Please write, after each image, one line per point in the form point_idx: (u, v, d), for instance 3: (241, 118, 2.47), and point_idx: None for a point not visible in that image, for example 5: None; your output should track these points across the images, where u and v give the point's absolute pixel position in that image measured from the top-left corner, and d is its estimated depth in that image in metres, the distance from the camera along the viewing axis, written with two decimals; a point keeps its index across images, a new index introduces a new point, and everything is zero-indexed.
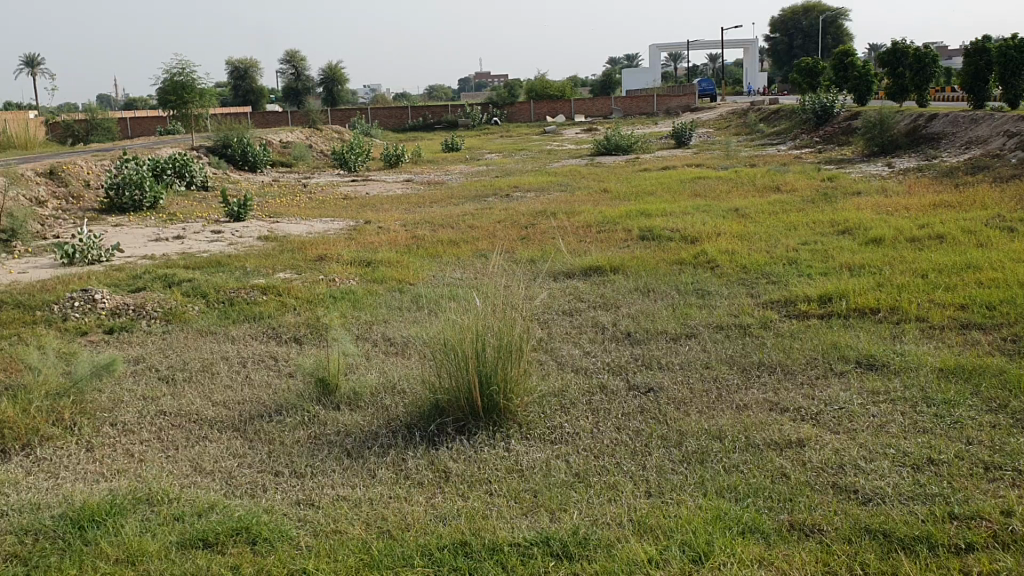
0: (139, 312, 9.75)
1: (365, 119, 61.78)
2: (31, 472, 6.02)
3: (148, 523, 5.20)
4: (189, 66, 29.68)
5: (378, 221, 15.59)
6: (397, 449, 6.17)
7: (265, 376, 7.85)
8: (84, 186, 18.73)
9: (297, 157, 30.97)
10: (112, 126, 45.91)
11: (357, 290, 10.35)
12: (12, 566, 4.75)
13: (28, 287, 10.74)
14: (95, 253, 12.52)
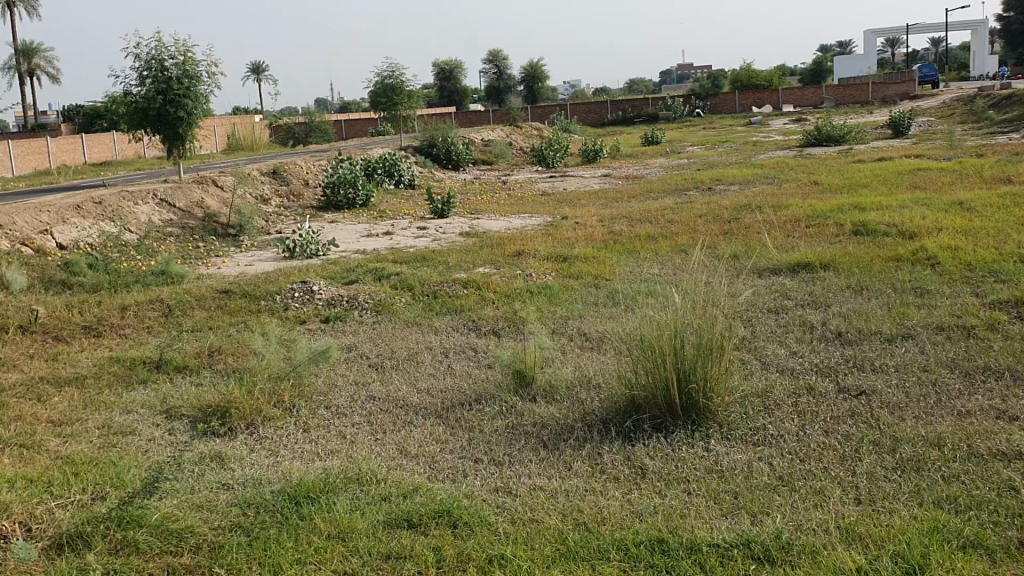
0: (352, 303, 10.28)
1: (566, 115, 62.38)
2: (254, 449, 6.48)
3: (358, 501, 5.47)
4: (399, 69, 31.04)
5: (576, 216, 15.67)
6: (593, 443, 6.16)
7: (466, 366, 8.07)
8: (304, 185, 19.98)
9: (499, 154, 31.72)
10: (329, 128, 48.74)
11: (555, 285, 10.45)
12: (236, 535, 5.12)
13: (254, 278, 11.58)
14: (312, 248, 13.31)
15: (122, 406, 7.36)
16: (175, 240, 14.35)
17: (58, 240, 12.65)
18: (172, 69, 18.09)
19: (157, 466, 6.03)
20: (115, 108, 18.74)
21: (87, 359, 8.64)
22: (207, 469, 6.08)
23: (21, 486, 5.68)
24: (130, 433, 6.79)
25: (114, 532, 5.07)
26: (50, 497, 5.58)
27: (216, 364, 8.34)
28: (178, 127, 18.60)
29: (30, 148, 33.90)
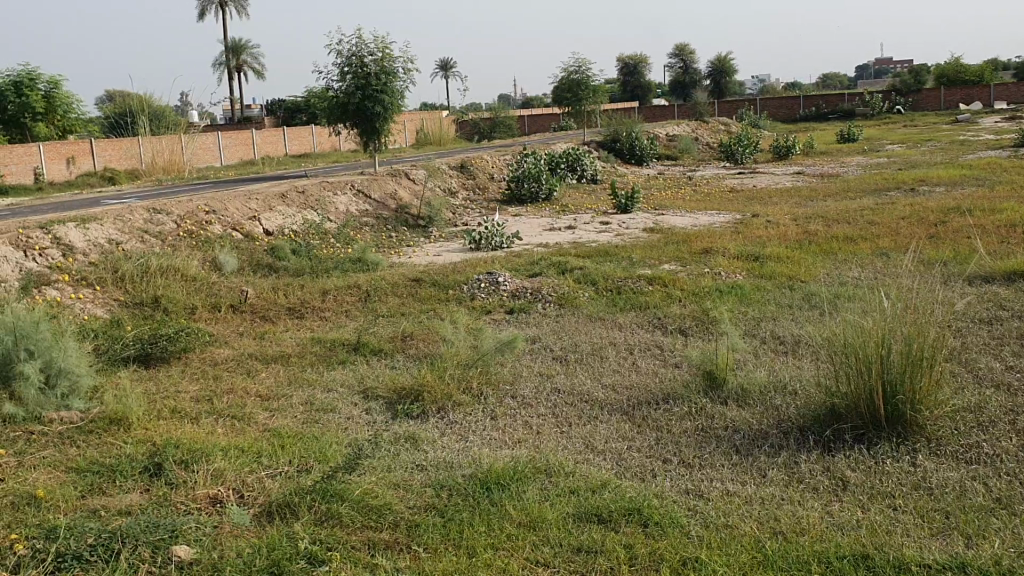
0: (537, 295, 10.40)
1: (754, 110, 60.73)
2: (445, 433, 6.66)
3: (548, 492, 5.51)
4: (585, 64, 31.14)
5: (766, 215, 15.23)
6: (788, 451, 5.96)
7: (652, 365, 7.98)
8: (489, 178, 20.40)
9: (684, 150, 31.27)
10: (513, 122, 49.54)
11: (745, 284, 10.19)
12: (432, 515, 5.26)
13: (443, 267, 11.93)
14: (497, 240, 13.57)
15: (323, 384, 7.74)
16: (370, 229, 14.98)
17: (265, 226, 13.45)
18: (371, 65, 18.85)
19: (358, 444, 6.31)
20: (318, 103, 19.77)
21: (291, 339, 9.15)
22: (402, 449, 6.29)
23: (235, 454, 6.06)
24: (330, 410, 7.13)
25: (319, 504, 5.32)
26: (261, 467, 5.92)
27: (409, 349, 8.63)
28: (375, 121, 19.42)
29: (238, 140, 36.30)
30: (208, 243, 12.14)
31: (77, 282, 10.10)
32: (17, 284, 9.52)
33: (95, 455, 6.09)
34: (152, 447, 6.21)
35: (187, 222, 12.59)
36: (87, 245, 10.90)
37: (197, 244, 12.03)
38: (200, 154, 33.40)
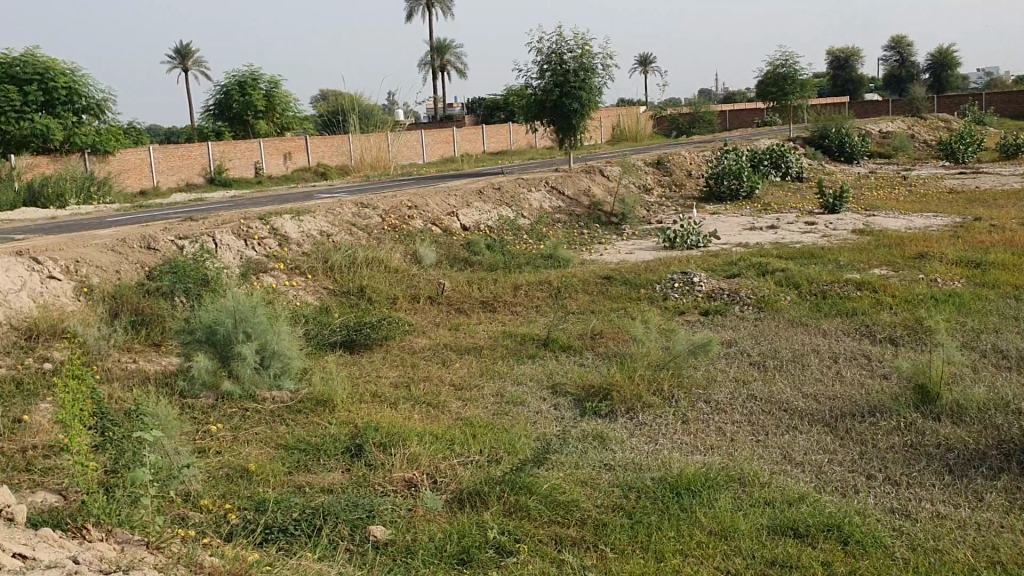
0: (733, 297, 10.10)
1: (979, 106, 56.50)
2: (635, 434, 6.58)
3: (740, 501, 5.33)
4: (792, 57, 29.99)
5: (991, 218, 14.11)
6: (1009, 475, 5.48)
7: (857, 374, 7.56)
8: (687, 176, 20.05)
9: (898, 148, 29.51)
10: (714, 118, 48.44)
11: (965, 293, 9.47)
12: (619, 515, 5.21)
13: (637, 265, 11.82)
14: (693, 239, 13.31)
15: (515, 377, 7.85)
16: (564, 226, 15.08)
17: (464, 221, 13.79)
18: (570, 63, 18.95)
19: (547, 438, 6.35)
20: (517, 100, 20.11)
21: (485, 331, 9.35)
22: (590, 447, 6.27)
23: (429, 440, 6.23)
24: (520, 403, 7.22)
25: (508, 495, 5.38)
26: (453, 455, 6.06)
27: (599, 347, 8.60)
28: (572, 118, 19.51)
29: (440, 138, 37.48)
30: (410, 236, 12.59)
31: (290, 271, 10.72)
32: (237, 270, 10.23)
33: (302, 434, 6.44)
34: (353, 429, 6.50)
35: (391, 216, 13.10)
36: (300, 236, 11.55)
37: (399, 237, 12.51)
38: (406, 151, 34.73)
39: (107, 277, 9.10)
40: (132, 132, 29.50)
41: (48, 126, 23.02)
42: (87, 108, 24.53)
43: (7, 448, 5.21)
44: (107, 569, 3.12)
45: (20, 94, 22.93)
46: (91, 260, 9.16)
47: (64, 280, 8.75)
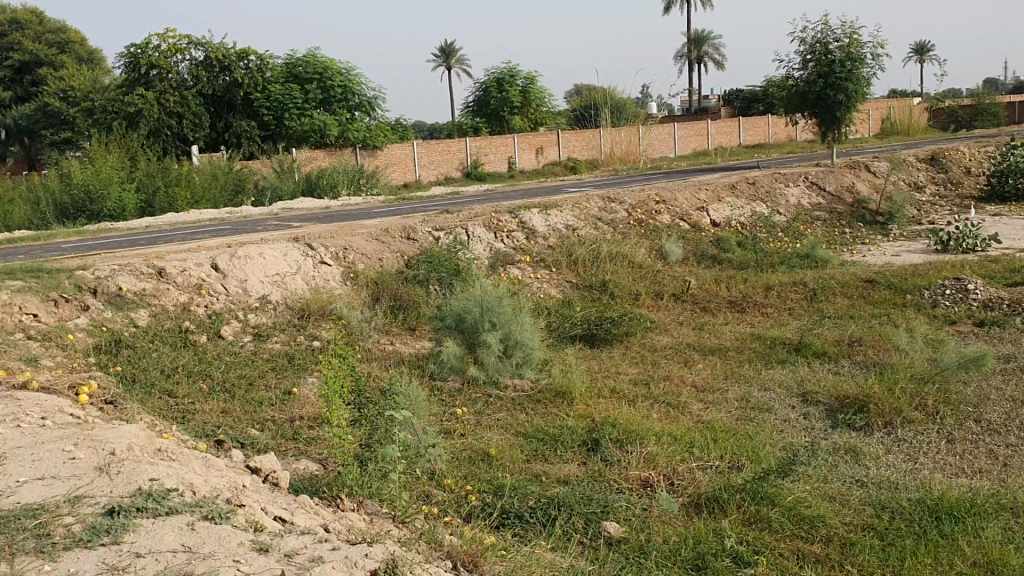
0: (1014, 307, 9.16)
1: None
2: (891, 450, 6.12)
3: (1012, 534, 4.81)
4: None
5: None
6: None
7: None
8: (965, 173, 18.44)
9: None
10: (1000, 110, 44.19)
11: None
12: (869, 536, 4.87)
13: (902, 269, 11.03)
14: (970, 242, 12.24)
15: (761, 382, 7.57)
16: (821, 224, 14.35)
17: (714, 217, 13.49)
18: (836, 52, 18.04)
19: (793, 449, 6.05)
20: (777, 92, 19.37)
21: (730, 332, 9.10)
22: (840, 461, 5.91)
23: (668, 441, 6.13)
24: (765, 409, 6.95)
25: (748, 504, 5.18)
26: (692, 457, 5.91)
27: (855, 355, 8.10)
28: (836, 111, 18.51)
29: (694, 131, 36.87)
30: (657, 232, 12.46)
31: (537, 263, 10.95)
32: (487, 262, 10.59)
33: (541, 424, 6.55)
34: (591, 423, 6.53)
35: (639, 211, 13.02)
36: (547, 229, 11.73)
37: (646, 232, 12.42)
38: (658, 145, 34.50)
39: (370, 264, 9.69)
40: (399, 128, 31.33)
41: (326, 121, 24.78)
42: (360, 105, 26.26)
43: (275, 418, 5.69)
44: (356, 539, 3.20)
45: (302, 93, 25.31)
46: (356, 248, 9.79)
47: (332, 265, 9.41)
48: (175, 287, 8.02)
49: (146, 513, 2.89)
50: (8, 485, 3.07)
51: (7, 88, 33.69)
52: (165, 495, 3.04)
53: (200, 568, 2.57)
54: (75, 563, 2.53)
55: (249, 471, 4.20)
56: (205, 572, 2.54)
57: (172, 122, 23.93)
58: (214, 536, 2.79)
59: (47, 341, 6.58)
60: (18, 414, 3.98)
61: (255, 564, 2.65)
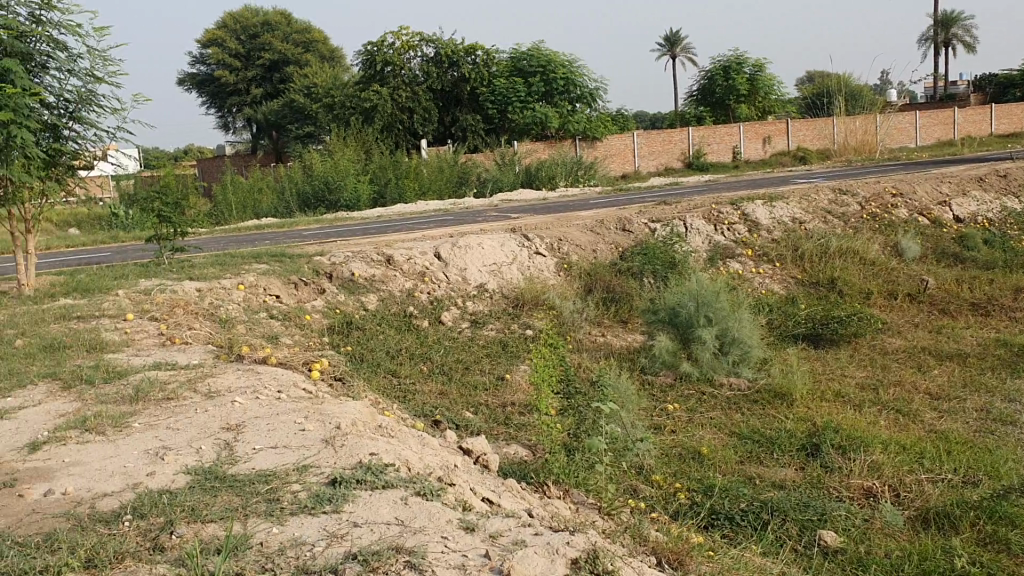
0: None
1: None
2: None
3: None
4: None
5: None
6: None
7: None
8: None
9: None
10: None
11: None
12: None
13: None
14: None
15: (1006, 393, 6.95)
16: None
17: (957, 212, 12.52)
18: None
19: None
20: None
21: (972, 337, 8.42)
22: None
23: (895, 450, 5.76)
24: (1009, 422, 6.38)
25: (983, 523, 4.77)
26: (921, 469, 5.52)
27: None
28: None
29: (938, 120, 34.31)
30: (892, 227, 11.72)
31: (758, 258, 10.60)
32: (705, 255, 10.38)
33: (757, 425, 6.34)
34: (810, 427, 6.24)
35: (872, 205, 12.29)
36: (771, 221, 11.31)
37: (879, 227, 11.71)
38: (896, 135, 32.37)
39: (586, 256, 9.76)
40: (620, 119, 31.23)
41: (547, 114, 25.17)
42: (581, 97, 26.53)
43: (489, 403, 5.85)
44: (557, 527, 3.21)
45: (526, 86, 25.80)
46: (572, 239, 9.89)
47: (549, 256, 9.56)
48: (401, 273, 8.44)
49: (365, 486, 3.05)
50: (246, 451, 3.35)
51: (259, 85, 36.49)
52: (381, 470, 3.20)
53: (411, 542, 2.66)
54: (299, 528, 2.70)
55: (461, 453, 4.34)
56: (415, 546, 2.63)
57: (404, 117, 25.05)
58: (423, 513, 2.89)
59: (287, 320, 7.11)
60: (258, 387, 4.34)
61: (461, 541, 2.72)
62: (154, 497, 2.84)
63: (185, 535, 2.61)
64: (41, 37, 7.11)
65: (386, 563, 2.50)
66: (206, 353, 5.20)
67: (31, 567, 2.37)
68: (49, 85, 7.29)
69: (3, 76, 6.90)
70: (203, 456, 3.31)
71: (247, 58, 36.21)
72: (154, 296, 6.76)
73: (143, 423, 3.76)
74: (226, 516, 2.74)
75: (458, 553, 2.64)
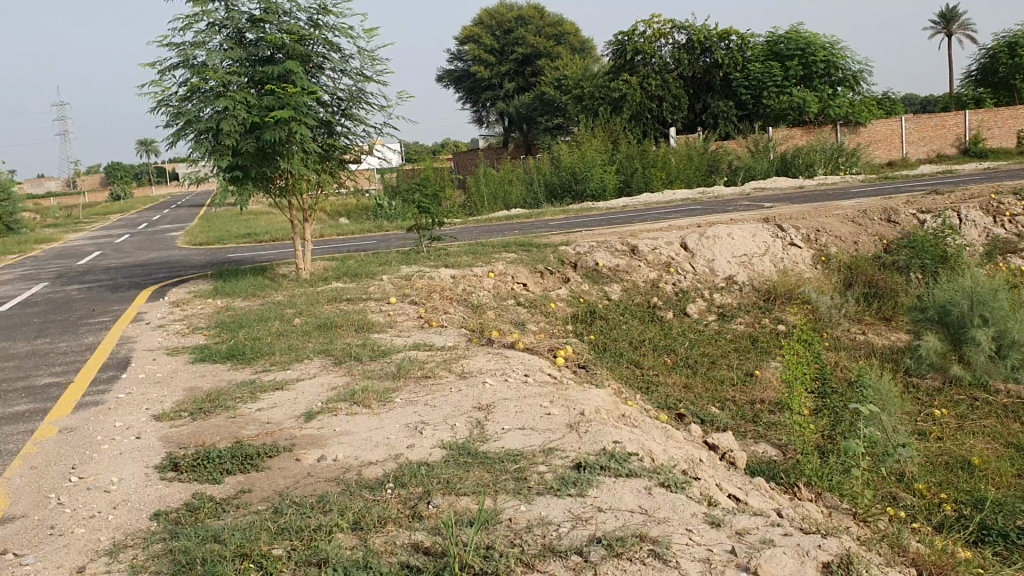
0: None
1: None
2: None
3: None
4: None
5: None
6: None
7: None
8: None
9: None
10: None
11: None
12: None
13: None
14: None
15: None
16: None
17: None
18: None
19: None
20: None
21: None
22: None
23: None
24: None
25: None
26: None
27: None
28: None
29: None
30: None
31: None
32: (981, 249, 9.53)
33: None
34: None
35: None
36: None
37: None
38: None
39: (844, 248, 9.27)
40: (886, 103, 29.23)
41: (805, 98, 23.83)
42: (843, 80, 25.08)
43: (736, 398, 5.70)
44: (810, 529, 3.04)
45: (783, 70, 24.67)
46: (830, 230, 9.43)
47: (803, 248, 9.18)
48: (645, 264, 8.45)
49: (609, 472, 3.05)
50: (496, 431, 3.47)
51: (512, 79, 37.54)
52: (625, 458, 3.19)
53: (656, 532, 2.62)
54: (546, 508, 2.74)
55: (706, 447, 4.25)
56: (659, 536, 2.59)
57: (653, 105, 24.99)
58: (669, 503, 2.85)
59: (534, 307, 7.30)
60: (508, 370, 4.49)
61: (706, 536, 2.64)
62: (412, 469, 3.02)
63: (439, 506, 2.73)
64: (318, 40, 7.71)
65: (631, 549, 2.47)
66: (461, 336, 5.44)
67: (307, 524, 2.59)
68: (325, 83, 7.90)
69: (287, 77, 7.56)
70: (457, 432, 3.47)
71: (501, 53, 37.39)
72: (413, 282, 7.18)
73: (403, 399, 4.00)
74: (477, 491, 2.84)
75: (703, 547, 2.56)
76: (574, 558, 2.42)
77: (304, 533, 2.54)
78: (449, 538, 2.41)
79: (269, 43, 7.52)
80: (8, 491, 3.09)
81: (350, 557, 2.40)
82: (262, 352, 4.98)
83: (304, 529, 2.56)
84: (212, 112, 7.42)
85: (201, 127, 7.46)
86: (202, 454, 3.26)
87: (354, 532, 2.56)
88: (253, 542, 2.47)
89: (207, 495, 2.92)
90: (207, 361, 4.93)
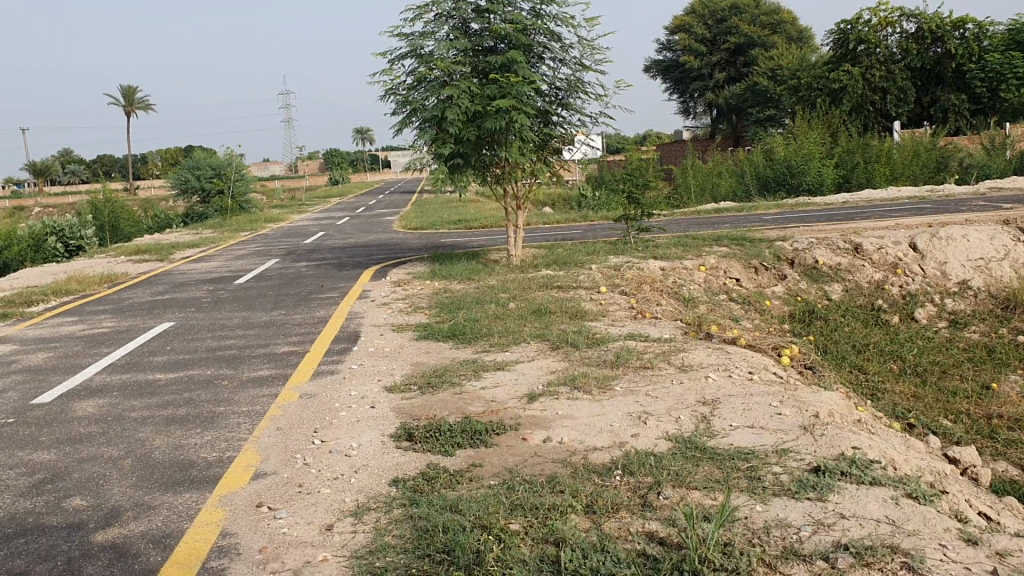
0: None
1: None
2: None
3: None
4: None
5: None
6: None
7: None
8: None
9: None
10: None
11: None
12: None
13: None
14: None
15: None
16: None
17: None
18: None
19: None
20: None
21: None
22: None
23: None
24: None
25: None
26: None
27: None
28: None
29: None
30: None
31: None
32: None
33: None
34: None
35: None
36: None
37: None
38: None
39: None
40: None
41: None
42: None
43: (971, 411, 5.32)
44: None
45: None
46: None
47: None
48: (869, 264, 8.11)
49: (850, 478, 2.87)
50: (723, 427, 3.40)
51: (723, 70, 36.72)
52: (867, 465, 2.99)
53: (906, 543, 2.43)
54: (784, 510, 2.63)
55: (946, 460, 3.97)
56: (911, 548, 2.40)
57: (876, 97, 23.79)
58: (919, 515, 2.63)
59: (747, 303, 7.12)
60: (729, 365, 4.40)
61: (963, 553, 2.41)
62: (642, 458, 3.01)
63: (671, 497, 2.70)
64: (540, 30, 7.82)
65: (882, 561, 2.32)
66: (677, 329, 5.39)
67: (542, 503, 2.64)
68: (545, 73, 8.02)
69: (509, 67, 7.73)
70: (682, 425, 3.43)
71: (713, 42, 36.53)
72: (624, 272, 7.17)
73: (624, 387, 4.00)
74: (709, 486, 2.79)
75: (962, 563, 2.34)
76: (820, 564, 2.30)
77: (540, 511, 2.59)
78: (688, 531, 2.37)
79: (493, 33, 7.70)
80: (259, 448, 3.34)
81: (586, 539, 2.42)
82: (481, 333, 5.13)
83: (540, 508, 2.61)
84: (437, 101, 7.70)
85: (426, 116, 7.77)
86: (435, 427, 3.40)
87: (588, 516, 2.58)
88: (490, 516, 2.55)
89: (441, 466, 3.04)
90: (431, 339, 5.14)
